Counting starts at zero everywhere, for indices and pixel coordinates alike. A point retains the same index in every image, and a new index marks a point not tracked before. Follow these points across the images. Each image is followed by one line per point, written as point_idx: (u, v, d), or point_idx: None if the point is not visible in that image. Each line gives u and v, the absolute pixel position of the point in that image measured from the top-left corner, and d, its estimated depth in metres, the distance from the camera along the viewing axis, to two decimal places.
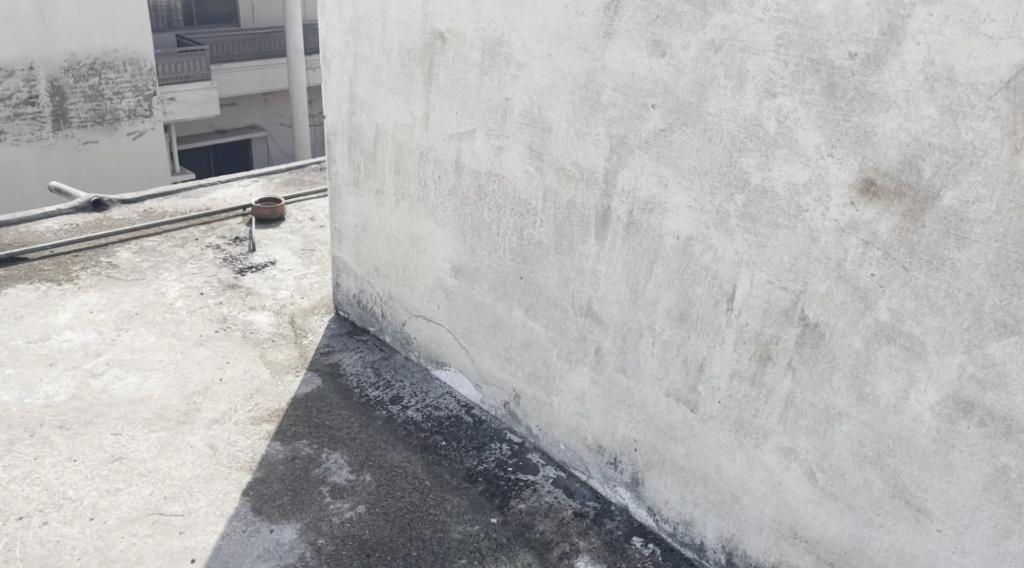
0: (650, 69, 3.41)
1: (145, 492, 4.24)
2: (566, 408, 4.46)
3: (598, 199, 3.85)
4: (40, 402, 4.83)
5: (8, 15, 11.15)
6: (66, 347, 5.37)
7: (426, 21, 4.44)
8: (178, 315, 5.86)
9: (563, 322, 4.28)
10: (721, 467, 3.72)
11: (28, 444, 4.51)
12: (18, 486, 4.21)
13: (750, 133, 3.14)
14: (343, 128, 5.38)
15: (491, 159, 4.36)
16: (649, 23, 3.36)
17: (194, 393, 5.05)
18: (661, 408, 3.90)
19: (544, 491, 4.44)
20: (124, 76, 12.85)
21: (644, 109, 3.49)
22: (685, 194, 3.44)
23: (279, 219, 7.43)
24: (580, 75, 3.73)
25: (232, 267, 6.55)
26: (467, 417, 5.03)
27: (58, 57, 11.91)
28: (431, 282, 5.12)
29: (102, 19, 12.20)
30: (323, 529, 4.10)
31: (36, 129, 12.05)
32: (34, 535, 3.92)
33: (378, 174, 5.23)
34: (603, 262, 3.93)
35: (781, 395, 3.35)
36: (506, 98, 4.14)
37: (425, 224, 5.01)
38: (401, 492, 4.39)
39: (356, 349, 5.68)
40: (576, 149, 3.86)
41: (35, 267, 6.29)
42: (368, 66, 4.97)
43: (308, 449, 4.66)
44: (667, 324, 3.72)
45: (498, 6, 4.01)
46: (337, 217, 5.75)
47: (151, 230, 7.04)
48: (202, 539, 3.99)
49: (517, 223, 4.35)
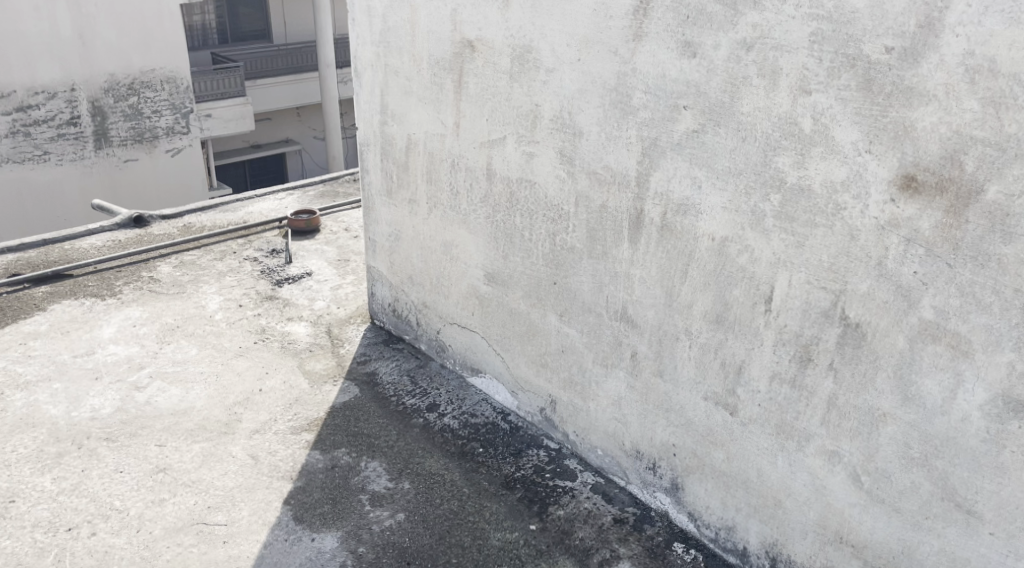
0: (681, 70, 3.38)
1: (189, 502, 4.31)
2: (603, 414, 4.44)
3: (630, 202, 3.83)
4: (87, 415, 4.94)
5: (49, 37, 11.53)
6: (111, 360, 5.49)
7: (456, 30, 4.47)
8: (218, 327, 5.96)
9: (598, 327, 4.26)
10: (763, 471, 3.66)
11: (76, 456, 4.61)
12: (67, 497, 4.30)
13: (785, 132, 3.10)
14: (375, 139, 5.42)
15: (522, 165, 4.37)
16: (679, 24, 3.34)
17: (236, 404, 5.13)
18: (700, 412, 3.85)
19: (583, 497, 4.42)
20: (162, 95, 13.17)
21: (676, 111, 3.47)
22: (719, 195, 3.41)
23: (314, 231, 7.52)
24: (609, 79, 3.72)
25: (269, 279, 6.65)
26: (503, 423, 5.03)
27: (97, 78, 12.26)
28: (465, 290, 5.13)
29: (139, 40, 12.50)
30: (364, 537, 4.13)
31: (78, 149, 12.40)
32: (83, 546, 3.99)
33: (410, 183, 5.27)
34: (637, 266, 3.91)
35: (823, 397, 3.29)
36: (536, 103, 4.14)
37: (458, 232, 5.03)
38: (439, 500, 4.40)
39: (392, 358, 5.72)
40: (607, 153, 3.85)
41: (79, 284, 6.44)
42: (398, 77, 5.01)
43: (347, 457, 4.70)
44: (703, 327, 3.69)
45: (527, 13, 4.02)
46: (370, 226, 5.79)
47: (191, 244, 7.17)
48: (246, 548, 4.03)
49: (549, 228, 4.35)
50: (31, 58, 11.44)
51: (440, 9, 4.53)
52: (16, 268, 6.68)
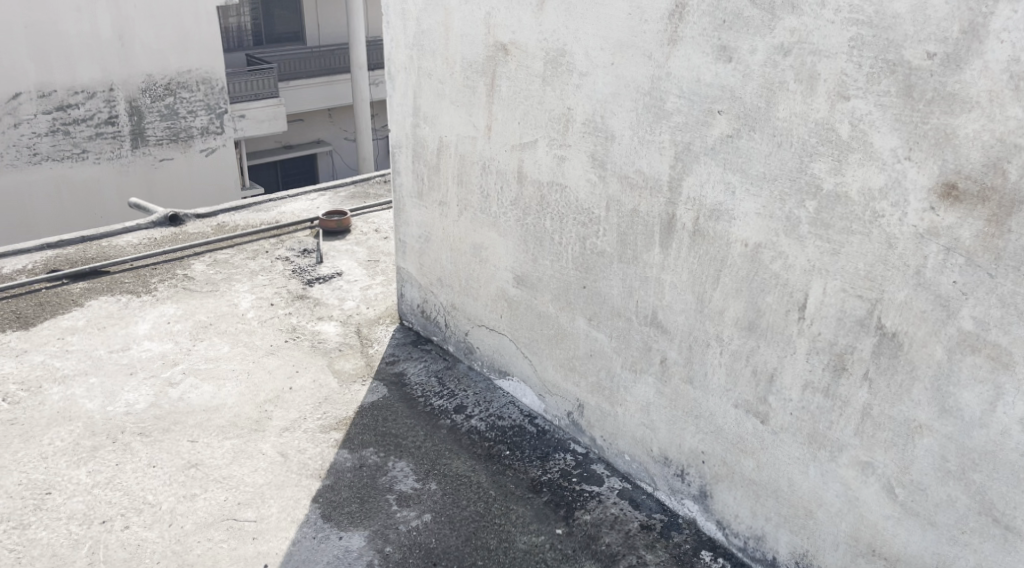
0: (716, 74, 3.36)
1: (220, 498, 4.37)
2: (630, 419, 4.42)
3: (662, 207, 3.81)
4: (122, 410, 5.03)
5: (90, 38, 12.01)
6: (146, 356, 5.58)
7: (489, 33, 4.48)
8: (250, 325, 6.03)
9: (628, 332, 4.24)
10: (794, 481, 3.62)
11: (110, 450, 4.69)
12: (101, 490, 4.38)
13: (822, 138, 3.06)
14: (407, 141, 5.46)
15: (553, 168, 4.37)
16: (715, 29, 3.31)
17: (267, 401, 5.19)
18: (731, 420, 3.82)
19: (610, 502, 4.40)
20: (198, 96, 13.62)
21: (710, 116, 3.44)
22: (753, 201, 3.38)
23: (345, 231, 7.58)
24: (643, 83, 3.70)
25: (301, 278, 6.72)
26: (530, 426, 5.03)
27: (136, 78, 12.74)
28: (494, 292, 5.14)
29: (176, 41, 12.97)
30: (391, 536, 4.15)
31: (115, 148, 12.87)
32: (116, 539, 4.06)
33: (441, 185, 5.29)
34: (668, 271, 3.89)
35: (857, 407, 3.24)
36: (569, 107, 4.14)
37: (487, 234, 5.04)
38: (466, 501, 4.40)
39: (420, 359, 5.75)
40: (639, 157, 3.84)
41: (116, 281, 6.56)
42: (431, 79, 5.04)
43: (375, 457, 4.73)
44: (735, 334, 3.65)
45: (561, 17, 4.02)
46: (401, 228, 5.82)
47: (224, 244, 7.27)
48: (275, 545, 4.08)
49: (579, 232, 4.34)
50: (73, 59, 11.94)
51: (474, 12, 4.54)
52: (55, 264, 6.81)
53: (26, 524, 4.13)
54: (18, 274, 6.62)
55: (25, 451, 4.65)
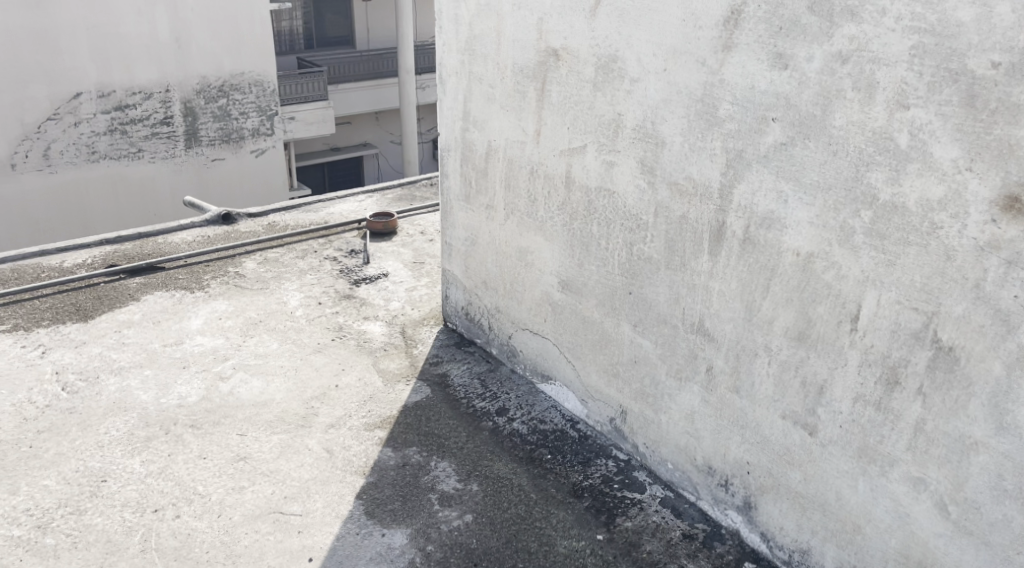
0: (771, 82, 3.34)
1: (267, 491, 4.46)
2: (674, 427, 4.39)
3: (712, 214, 3.79)
4: (175, 403, 5.17)
5: (148, 41, 12.54)
6: (198, 351, 5.73)
7: (541, 39, 4.51)
8: (298, 323, 6.15)
9: (673, 339, 4.22)
10: (842, 495, 3.56)
11: (163, 441, 4.82)
12: (154, 480, 4.50)
13: (879, 147, 3.02)
14: (456, 145, 5.51)
15: (602, 174, 4.38)
16: (771, 36, 3.29)
17: (313, 398, 5.28)
18: (778, 431, 3.77)
19: (651, 510, 4.38)
20: (250, 97, 14.13)
21: (764, 123, 3.42)
22: (806, 211, 3.34)
23: (392, 233, 7.68)
24: (696, 89, 3.69)
25: (347, 278, 6.82)
26: (572, 431, 5.03)
27: (191, 80, 13.26)
28: (539, 296, 5.16)
29: (230, 44, 13.45)
30: (432, 535, 4.19)
31: (170, 147, 13.45)
32: (168, 527, 4.17)
33: (489, 189, 5.33)
34: (716, 279, 3.86)
35: (909, 422, 3.18)
36: (619, 113, 4.14)
37: (534, 239, 5.06)
38: (507, 503, 4.43)
39: (463, 360, 5.79)
40: (689, 164, 3.82)
41: (170, 276, 6.73)
42: (482, 84, 5.08)
43: (418, 456, 4.78)
44: (784, 343, 3.61)
45: (613, 23, 4.03)
46: (447, 230, 5.88)
47: (274, 242, 7.42)
48: (319, 539, 4.15)
49: (627, 237, 4.34)
50: (131, 60, 12.48)
51: (526, 18, 4.58)
52: (113, 259, 7.03)
53: (83, 510, 4.27)
54: (78, 268, 6.84)
55: (83, 439, 4.81)
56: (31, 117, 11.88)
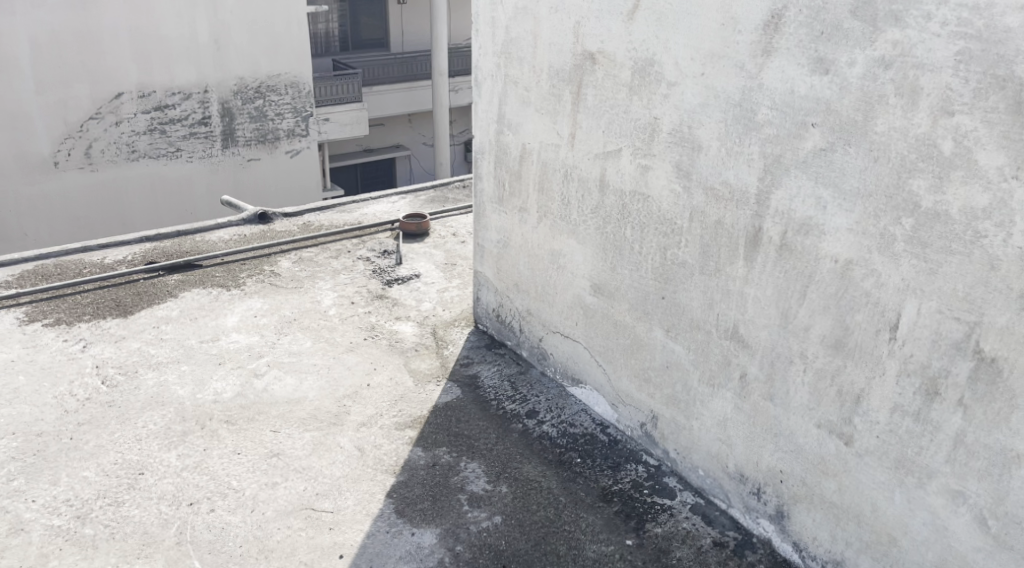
0: (812, 87, 3.30)
1: (299, 487, 4.51)
2: (706, 433, 4.36)
3: (748, 220, 3.76)
4: (210, 398, 5.25)
5: (188, 42, 12.77)
6: (233, 348, 5.81)
7: (578, 42, 4.51)
8: (331, 322, 6.21)
9: (706, 344, 4.19)
10: (878, 506, 3.51)
11: (199, 435, 4.90)
12: (190, 474, 4.58)
13: (921, 153, 2.98)
14: (490, 147, 5.53)
15: (637, 178, 4.37)
16: (812, 40, 3.26)
17: (345, 396, 5.33)
18: (812, 440, 3.73)
19: (682, 516, 4.35)
20: (286, 99, 14.31)
21: (804, 129, 3.38)
22: (845, 217, 3.30)
23: (424, 234, 7.73)
24: (734, 94, 3.66)
25: (380, 278, 6.88)
26: (602, 435, 5.02)
27: (229, 81, 13.48)
28: (571, 299, 5.16)
29: (268, 46, 13.65)
30: (461, 536, 4.20)
31: (207, 147, 13.70)
32: (203, 521, 4.24)
33: (522, 192, 5.35)
34: (752, 285, 3.83)
35: (949, 434, 3.13)
36: (655, 116, 4.13)
37: (566, 242, 5.06)
38: (535, 506, 4.43)
39: (494, 362, 5.81)
40: (726, 168, 3.80)
41: (207, 274, 6.85)
42: (517, 87, 5.10)
43: (447, 457, 4.80)
44: (820, 351, 3.57)
45: (651, 26, 4.02)
46: (480, 232, 5.90)
47: (309, 241, 7.51)
48: (350, 536, 4.19)
49: (661, 242, 4.32)
50: (171, 62, 12.73)
51: (563, 21, 4.58)
52: (152, 256, 7.16)
53: (120, 502, 4.36)
54: (118, 264, 6.99)
55: (121, 432, 4.91)
56: (75, 116, 12.16)
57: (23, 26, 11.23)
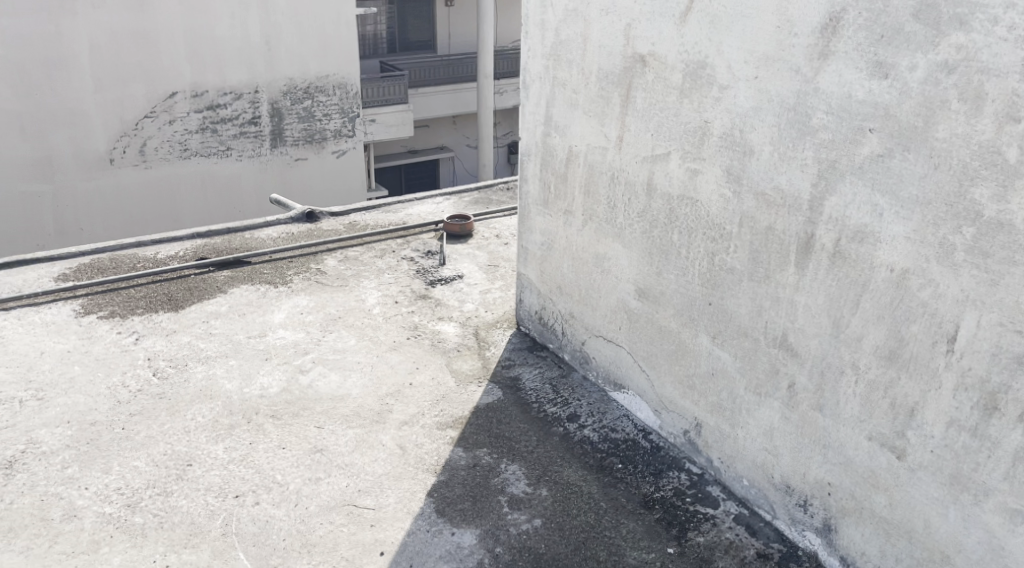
0: (870, 91, 3.23)
1: (342, 483, 4.56)
2: (752, 442, 4.29)
3: (801, 226, 3.69)
4: (257, 393, 5.34)
5: (241, 43, 13.04)
6: (280, 344, 5.90)
7: (629, 45, 4.48)
8: (375, 321, 6.27)
9: (754, 352, 4.13)
10: (931, 522, 3.41)
11: (245, 429, 4.99)
12: (236, 466, 4.66)
13: (985, 161, 2.89)
14: (537, 150, 5.52)
15: (685, 182, 4.32)
16: (871, 44, 3.18)
17: (388, 394, 5.38)
18: (862, 452, 3.64)
19: (725, 526, 4.29)
20: (333, 100, 14.51)
21: (860, 134, 3.31)
22: (902, 225, 3.22)
23: (468, 235, 7.76)
24: (788, 98, 3.60)
25: (423, 278, 6.93)
26: (644, 441, 4.97)
27: (279, 82, 13.72)
28: (615, 303, 5.12)
29: (317, 47, 13.86)
30: (501, 537, 4.20)
31: (256, 146, 13.97)
32: (248, 513, 4.31)
33: (568, 194, 5.33)
34: (803, 293, 3.76)
35: (1008, 451, 3.03)
36: (706, 120, 4.09)
37: (611, 246, 5.03)
38: (576, 510, 4.40)
39: (535, 365, 5.80)
40: (779, 174, 3.73)
41: (256, 271, 6.97)
42: (565, 89, 5.08)
43: (488, 458, 4.81)
44: (873, 362, 3.48)
45: (704, 29, 3.97)
46: (525, 234, 5.90)
47: (354, 241, 7.59)
48: (391, 534, 4.21)
49: (709, 247, 4.26)
50: (224, 61, 13.01)
51: (614, 24, 4.56)
52: (203, 252, 7.32)
53: (169, 492, 4.45)
54: (171, 260, 7.15)
55: (171, 424, 5.01)
56: (131, 114, 12.47)
57: (83, 26, 11.61)
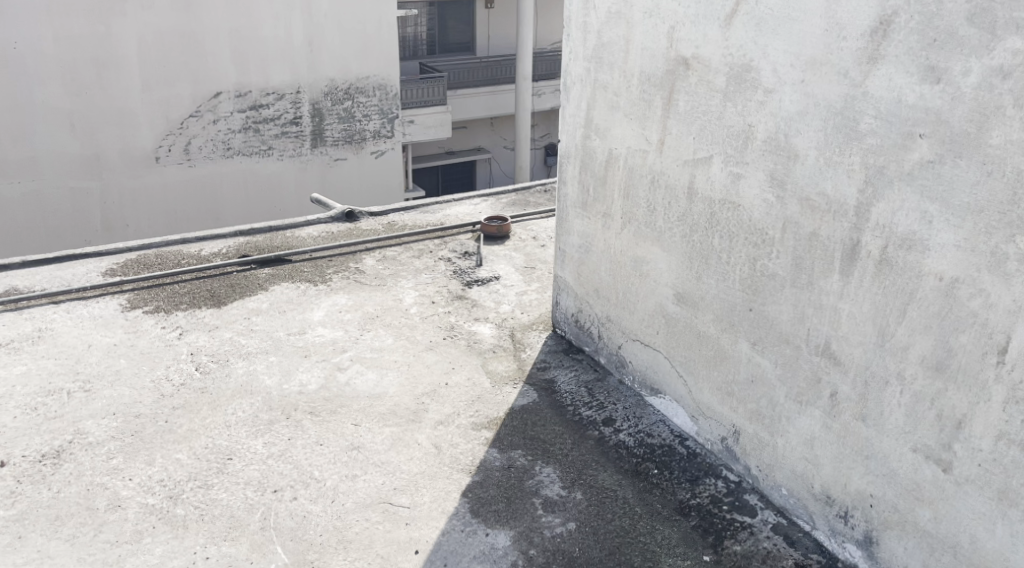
0: (921, 96, 3.16)
1: (378, 481, 4.59)
2: (791, 451, 4.23)
3: (846, 232, 3.63)
4: (296, 389, 5.40)
5: (284, 44, 13.23)
6: (319, 341, 5.97)
7: (672, 47, 4.45)
8: (412, 320, 6.31)
9: (795, 360, 4.06)
10: (977, 537, 3.33)
11: (284, 425, 5.05)
12: (275, 461, 4.73)
13: None
14: (576, 152, 5.51)
15: (727, 186, 4.27)
16: (923, 48, 3.12)
17: (424, 394, 5.41)
18: (906, 464, 3.57)
19: (763, 535, 4.23)
20: (373, 101, 14.66)
21: (910, 139, 3.25)
22: (952, 234, 3.15)
23: (505, 237, 7.78)
24: (835, 102, 3.54)
25: (460, 279, 6.95)
26: (680, 448, 4.93)
27: (320, 82, 13.90)
28: (653, 308, 5.09)
29: (358, 48, 14.02)
30: (535, 540, 4.19)
31: (297, 146, 14.16)
32: (286, 508, 4.36)
33: (607, 197, 5.31)
34: (847, 300, 3.69)
35: None
36: (749, 124, 4.04)
37: (650, 249, 5.00)
38: (610, 515, 4.38)
39: (571, 368, 5.79)
40: (824, 179, 3.68)
41: (296, 269, 7.06)
42: (607, 91, 5.07)
43: (522, 460, 4.80)
44: (919, 372, 3.41)
45: (750, 31, 3.93)
46: (562, 236, 5.89)
47: (392, 241, 7.65)
48: (426, 533, 4.23)
49: (750, 252, 4.21)
50: (267, 62, 13.22)
51: (658, 26, 4.53)
52: (245, 250, 7.44)
53: (210, 485, 4.53)
54: (214, 256, 7.28)
55: (212, 417, 5.10)
56: (177, 113, 12.72)
57: (132, 27, 11.89)
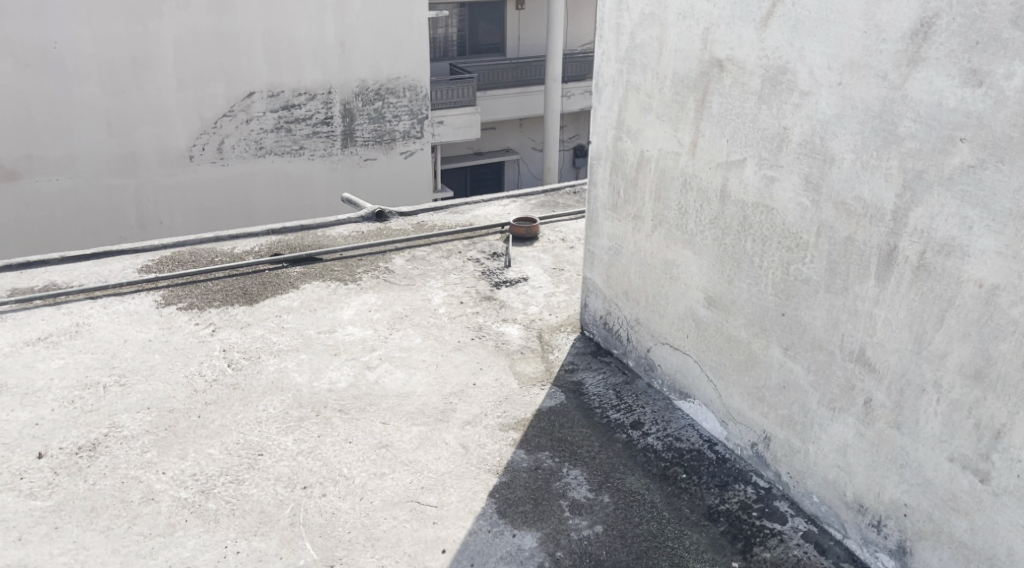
0: (962, 99, 3.10)
1: (406, 480, 4.61)
2: (823, 458, 4.17)
3: (883, 237, 3.57)
4: (325, 387, 5.45)
5: (316, 44, 13.35)
6: (348, 340, 6.02)
7: (706, 49, 4.41)
8: (440, 320, 6.33)
9: (828, 365, 4.01)
10: (1015, 550, 3.26)
11: (314, 422, 5.10)
12: (304, 458, 4.77)
13: None
14: (607, 154, 5.49)
15: (761, 189, 4.23)
16: (965, 50, 3.07)
17: (452, 394, 5.42)
18: (942, 474, 3.50)
19: (793, 543, 4.18)
20: (403, 101, 14.74)
21: (950, 144, 3.19)
22: (993, 240, 3.09)
23: (534, 238, 7.78)
24: (873, 105, 3.49)
25: (489, 280, 6.97)
26: (709, 452, 4.89)
27: (351, 83, 14.01)
28: (683, 311, 5.05)
29: (389, 49, 14.10)
30: (562, 542, 4.18)
31: (328, 145, 14.28)
32: (315, 504, 4.40)
33: (638, 199, 5.28)
34: (882, 306, 3.64)
35: None
36: (784, 126, 4.00)
37: (681, 252, 4.96)
38: (638, 519, 4.36)
39: (599, 370, 5.77)
40: (860, 183, 3.63)
41: (327, 267, 7.12)
42: (639, 93, 5.04)
43: (550, 461, 4.80)
44: (957, 381, 3.34)
45: (786, 33, 3.89)
46: (592, 238, 5.87)
47: (422, 241, 7.68)
48: (453, 532, 4.24)
49: (784, 257, 4.17)
50: (299, 62, 13.35)
51: (692, 28, 4.50)
52: (276, 248, 7.52)
53: (241, 480, 4.58)
54: (246, 255, 7.37)
55: (243, 413, 5.16)
56: (210, 113, 12.89)
57: (168, 27, 12.08)
